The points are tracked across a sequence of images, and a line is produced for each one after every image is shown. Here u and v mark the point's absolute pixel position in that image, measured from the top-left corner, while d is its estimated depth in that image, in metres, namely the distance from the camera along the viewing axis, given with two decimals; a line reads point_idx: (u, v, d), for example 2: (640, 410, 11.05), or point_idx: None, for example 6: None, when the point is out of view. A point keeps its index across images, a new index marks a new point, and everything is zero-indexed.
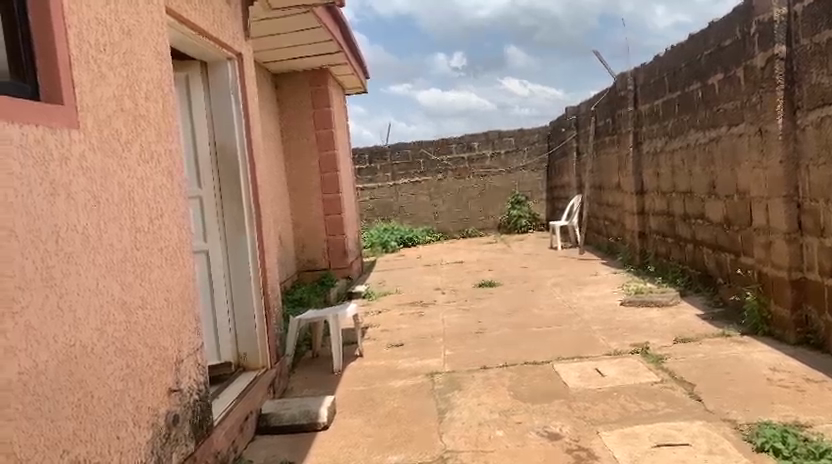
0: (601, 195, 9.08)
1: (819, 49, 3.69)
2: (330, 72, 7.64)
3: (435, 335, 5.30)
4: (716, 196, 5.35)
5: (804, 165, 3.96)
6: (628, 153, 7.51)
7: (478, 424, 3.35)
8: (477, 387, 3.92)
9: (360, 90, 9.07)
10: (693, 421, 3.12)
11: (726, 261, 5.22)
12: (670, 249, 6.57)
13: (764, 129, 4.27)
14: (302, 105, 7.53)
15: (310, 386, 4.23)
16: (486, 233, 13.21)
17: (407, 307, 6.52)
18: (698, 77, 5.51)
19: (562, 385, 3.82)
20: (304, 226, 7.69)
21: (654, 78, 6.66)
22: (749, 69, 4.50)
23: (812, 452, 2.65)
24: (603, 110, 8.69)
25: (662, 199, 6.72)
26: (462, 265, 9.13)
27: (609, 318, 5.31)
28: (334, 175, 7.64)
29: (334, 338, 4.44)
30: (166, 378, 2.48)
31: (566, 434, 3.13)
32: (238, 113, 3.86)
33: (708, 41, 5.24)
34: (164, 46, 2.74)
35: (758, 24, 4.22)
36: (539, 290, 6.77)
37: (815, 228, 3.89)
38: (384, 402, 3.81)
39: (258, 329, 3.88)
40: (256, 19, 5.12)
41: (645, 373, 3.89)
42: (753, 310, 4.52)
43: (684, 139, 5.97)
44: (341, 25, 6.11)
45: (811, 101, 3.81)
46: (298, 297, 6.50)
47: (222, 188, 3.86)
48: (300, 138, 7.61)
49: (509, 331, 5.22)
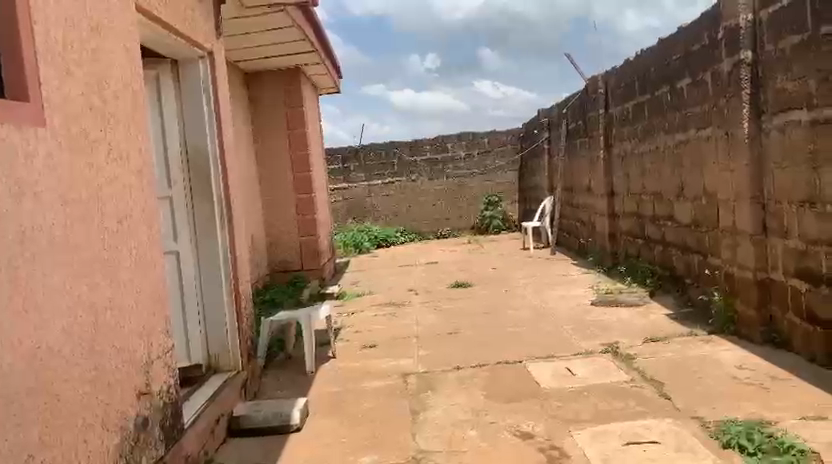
0: (572, 197, 9.18)
1: (783, 55, 3.78)
2: (303, 72, 7.61)
3: (409, 336, 5.30)
4: (684, 198, 5.45)
5: (769, 169, 4.04)
6: (599, 155, 7.61)
7: (451, 424, 3.36)
8: (451, 387, 3.93)
9: (333, 90, 9.04)
10: (663, 420, 3.17)
11: (694, 261, 5.32)
12: (640, 250, 6.68)
13: (730, 133, 4.36)
14: (275, 105, 7.48)
15: (283, 388, 4.20)
16: (459, 234, 13.23)
17: (380, 308, 6.51)
18: (667, 81, 5.61)
19: (535, 385, 3.85)
20: (276, 227, 7.64)
21: (624, 82, 6.76)
22: (716, 74, 4.59)
23: (778, 448, 2.71)
24: (574, 113, 8.80)
25: (632, 201, 6.82)
26: (435, 266, 9.15)
27: (580, 318, 5.38)
28: (307, 176, 7.60)
29: (307, 340, 4.42)
30: (135, 381, 2.44)
31: (538, 433, 3.16)
32: (209, 113, 3.82)
33: (676, 45, 5.34)
34: (134, 44, 2.70)
35: (726, 29, 4.31)
36: (513, 291, 6.82)
37: (779, 230, 3.98)
38: (357, 404, 3.80)
39: (229, 331, 3.84)
40: (229, 18, 5.08)
41: (615, 372, 3.94)
42: (720, 311, 4.62)
43: (653, 142, 6.06)
44: (315, 24, 6.08)
45: (776, 106, 3.89)
46: (270, 298, 6.46)
47: (193, 188, 3.82)
48: (273, 138, 7.55)
49: (481, 331, 5.25)
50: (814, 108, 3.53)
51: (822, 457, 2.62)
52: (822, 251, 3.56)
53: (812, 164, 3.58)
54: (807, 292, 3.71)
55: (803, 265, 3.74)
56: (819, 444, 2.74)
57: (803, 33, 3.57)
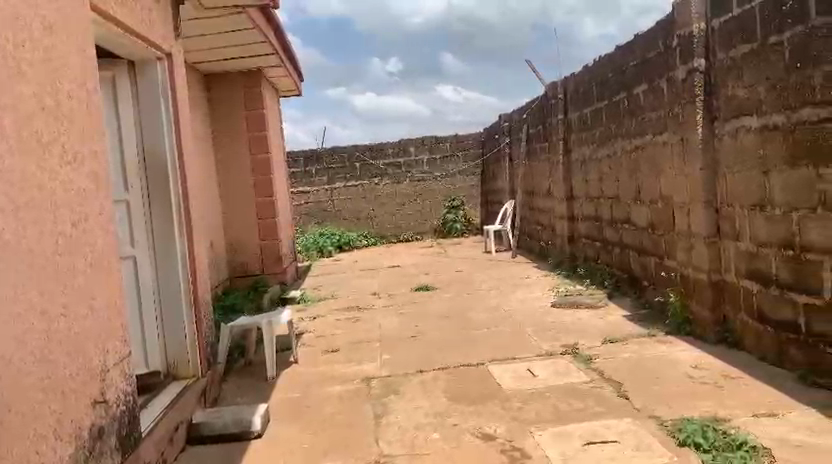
0: (533, 200, 9.28)
1: (734, 63, 3.90)
2: (264, 74, 7.53)
3: (371, 340, 5.29)
4: (641, 201, 5.56)
5: (722, 173, 4.16)
6: (559, 160, 7.72)
7: (414, 427, 3.37)
8: (413, 391, 3.94)
9: (294, 92, 8.97)
10: (621, 420, 3.23)
11: (651, 263, 5.44)
12: (598, 252, 6.79)
13: (685, 138, 4.48)
14: (235, 107, 7.39)
15: (243, 395, 4.14)
16: (421, 237, 13.26)
17: (342, 312, 6.48)
18: (625, 87, 5.73)
19: (497, 387, 3.89)
20: (236, 231, 7.54)
21: (583, 88, 6.88)
22: (671, 81, 4.71)
23: (731, 445, 2.80)
24: (534, 117, 8.91)
25: (590, 205, 6.94)
26: (398, 270, 9.15)
27: (541, 320, 5.44)
28: (268, 179, 7.52)
29: (267, 345, 4.37)
30: (90, 390, 2.38)
31: (500, 435, 3.18)
32: (167, 115, 3.76)
33: (633, 52, 5.45)
34: (88, 44, 2.64)
35: (680, 37, 4.43)
36: (475, 294, 6.86)
37: (732, 233, 4.10)
38: (320, 408, 3.78)
39: (188, 337, 3.77)
40: (188, 18, 5.00)
41: (575, 373, 4.00)
42: (676, 312, 4.73)
43: (611, 147, 6.19)
44: (275, 26, 6.02)
45: (728, 112, 4.01)
46: (231, 303, 6.36)
47: (151, 192, 3.75)
48: (234, 140, 7.46)
49: (444, 334, 5.27)
50: (764, 115, 3.65)
51: (772, 453, 2.72)
52: (771, 253, 3.68)
53: (762, 168, 3.69)
54: (758, 292, 3.83)
55: (754, 267, 3.86)
56: (770, 440, 2.83)
57: (753, 42, 3.69)
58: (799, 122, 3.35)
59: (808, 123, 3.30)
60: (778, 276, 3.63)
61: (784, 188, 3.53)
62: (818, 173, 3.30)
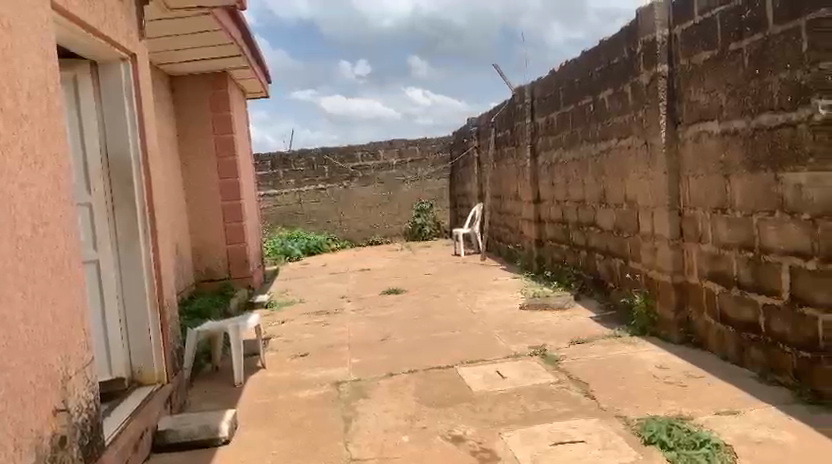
0: (501, 204, 9.35)
1: (696, 69, 3.99)
2: (231, 76, 7.46)
3: (340, 344, 5.26)
4: (606, 205, 5.66)
5: (685, 176, 4.26)
6: (526, 164, 7.80)
7: (384, 431, 3.36)
8: (382, 394, 3.93)
9: (261, 94, 8.90)
10: (588, 419, 3.27)
11: (616, 266, 5.52)
12: (565, 255, 6.87)
13: (649, 143, 4.57)
14: (202, 109, 7.31)
15: (209, 401, 4.08)
16: (390, 241, 13.25)
17: (311, 316, 6.43)
18: (590, 92, 5.81)
19: (466, 389, 3.91)
20: (202, 234, 7.44)
21: (549, 93, 6.96)
22: (636, 86, 4.80)
23: (695, 442, 2.85)
24: (502, 121, 8.98)
25: (557, 208, 7.02)
26: (367, 273, 9.13)
27: (510, 322, 5.48)
28: (235, 182, 7.43)
29: (234, 350, 4.31)
30: (51, 398, 2.32)
31: (469, 437, 3.20)
32: (132, 117, 3.69)
33: (598, 58, 5.54)
34: (49, 44, 2.58)
35: (643, 43, 4.52)
36: (444, 297, 6.88)
37: (695, 235, 4.19)
38: (289, 413, 3.75)
39: (153, 342, 3.70)
40: (153, 18, 4.92)
41: (543, 375, 4.04)
42: (641, 313, 4.80)
43: (577, 151, 6.28)
44: (242, 27, 5.96)
45: (690, 117, 4.11)
46: (197, 308, 6.27)
47: (115, 194, 3.67)
48: (200, 143, 7.36)
49: (413, 337, 5.27)
50: (725, 120, 3.73)
51: (734, 449, 2.78)
52: (733, 255, 3.77)
53: (724, 172, 3.79)
54: (720, 294, 3.93)
55: (716, 268, 3.96)
56: (732, 437, 2.90)
57: (714, 49, 3.78)
58: (758, 126, 3.43)
59: (767, 128, 3.37)
60: (739, 277, 3.72)
61: (745, 192, 3.61)
62: (776, 176, 3.34)
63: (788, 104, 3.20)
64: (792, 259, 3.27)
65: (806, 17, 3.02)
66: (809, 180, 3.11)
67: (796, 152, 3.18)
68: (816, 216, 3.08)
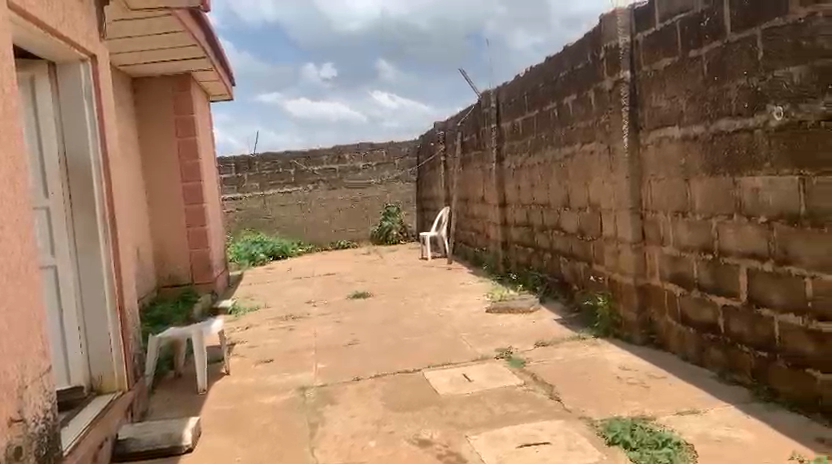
0: (467, 207, 9.40)
1: (657, 75, 4.08)
2: (194, 78, 7.36)
3: (306, 349, 5.22)
4: (570, 208, 5.73)
5: (647, 180, 4.34)
6: (492, 168, 7.86)
7: (351, 435, 3.35)
8: (349, 399, 3.91)
9: (225, 96, 8.79)
10: (554, 421, 3.31)
11: (580, 268, 5.60)
12: (530, 257, 6.94)
13: (611, 147, 4.66)
14: (164, 112, 7.19)
15: (172, 408, 4.01)
16: (356, 244, 13.21)
17: (276, 321, 6.37)
18: (554, 96, 5.89)
19: (432, 392, 3.91)
20: (164, 239, 7.30)
21: (515, 97, 7.03)
22: (598, 91, 4.89)
23: (657, 442, 2.90)
24: (468, 126, 9.04)
25: (522, 211, 7.09)
26: (333, 278, 9.09)
27: (476, 325, 5.51)
28: (199, 185, 7.32)
29: (198, 356, 4.24)
30: (7, 408, 2.25)
31: (436, 440, 3.20)
32: (91, 118, 3.61)
33: (562, 64, 5.63)
34: (6, 44, 2.51)
35: (606, 50, 4.61)
36: (410, 300, 6.88)
37: (656, 238, 4.28)
38: (254, 420, 3.70)
39: (114, 349, 3.62)
40: (113, 19, 4.83)
41: (509, 377, 4.07)
42: (605, 315, 4.87)
43: (541, 155, 6.35)
44: (206, 29, 5.89)
45: (651, 122, 4.19)
46: (158, 314, 6.14)
47: (73, 197, 3.57)
48: (162, 145, 7.24)
49: (380, 341, 5.26)
50: (685, 125, 3.82)
51: (695, 448, 2.84)
52: (693, 257, 3.86)
53: (684, 176, 3.88)
54: (681, 295, 4.01)
55: (677, 270, 4.04)
56: (692, 436, 2.96)
57: (675, 56, 3.87)
58: (717, 132, 3.52)
59: (725, 133, 3.46)
60: (699, 279, 3.81)
61: (705, 196, 3.70)
62: (734, 180, 3.43)
63: (745, 110, 3.29)
64: (750, 261, 3.36)
65: (762, 26, 3.11)
66: (765, 184, 3.20)
67: (753, 157, 3.27)
68: (772, 219, 3.17)
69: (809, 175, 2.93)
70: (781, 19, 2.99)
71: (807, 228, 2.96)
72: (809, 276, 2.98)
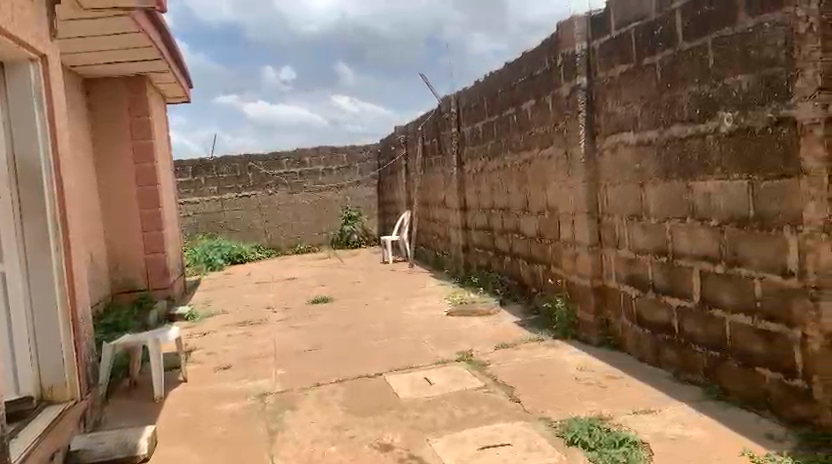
0: (428, 211, 9.43)
1: (613, 82, 4.18)
2: (149, 80, 7.22)
3: (265, 355, 5.16)
4: (529, 212, 5.81)
5: (603, 185, 4.44)
6: (453, 172, 7.91)
7: (311, 441, 3.32)
8: (309, 405, 3.87)
9: (182, 99, 8.65)
10: (514, 422, 3.34)
11: (539, 271, 5.67)
12: (490, 261, 7.00)
13: (569, 152, 4.74)
14: (118, 114, 7.04)
15: (127, 417, 3.91)
16: (317, 249, 13.11)
17: (235, 327, 6.28)
18: (513, 102, 5.97)
19: (393, 396, 3.90)
20: (118, 244, 7.12)
21: (475, 102, 7.10)
22: (556, 97, 4.97)
23: (614, 441, 2.96)
24: (429, 130, 9.07)
25: (483, 215, 7.15)
26: (293, 282, 9.00)
27: (437, 328, 5.53)
28: (154, 189, 7.18)
29: (154, 363, 4.16)
30: None
31: (397, 444, 3.20)
32: (41, 120, 3.51)
33: (520, 70, 5.70)
34: None
35: (563, 56, 4.69)
36: (371, 304, 6.85)
37: (612, 241, 4.37)
38: (212, 427, 3.64)
39: (66, 356, 3.52)
40: (64, 18, 4.70)
41: (469, 379, 4.10)
42: (563, 317, 4.95)
43: (501, 159, 6.42)
44: (162, 30, 5.79)
45: (607, 128, 4.29)
46: (113, 320, 5.99)
47: (22, 201, 3.45)
48: (116, 148, 7.07)
49: (341, 346, 5.23)
50: (639, 131, 3.92)
51: (650, 446, 2.91)
52: (648, 260, 3.95)
53: (639, 181, 3.97)
54: (636, 297, 4.10)
55: (633, 272, 4.13)
56: (648, 435, 3.03)
57: (629, 63, 3.97)
58: (670, 137, 3.62)
59: (678, 138, 3.56)
60: (654, 281, 3.90)
61: (659, 199, 3.80)
62: (687, 185, 3.53)
63: (697, 117, 3.39)
64: (702, 263, 3.46)
65: (712, 35, 3.22)
66: (716, 188, 3.31)
67: (704, 162, 3.37)
68: (723, 222, 3.28)
69: (757, 180, 3.03)
70: (730, 29, 3.10)
71: (756, 230, 3.06)
72: (757, 277, 3.08)
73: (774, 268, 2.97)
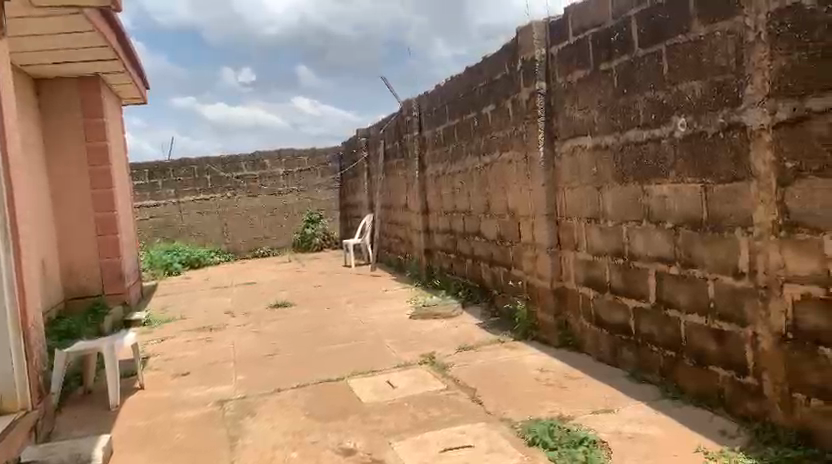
0: (390, 214, 9.43)
1: (571, 87, 4.25)
2: (104, 80, 7.05)
3: (225, 360, 5.08)
4: (490, 215, 5.87)
5: (562, 188, 4.50)
6: (414, 175, 7.94)
7: (272, 447, 3.28)
8: (270, 411, 3.82)
9: (138, 100, 8.47)
10: (476, 424, 3.37)
11: (500, 273, 5.73)
12: (452, 264, 7.04)
13: (528, 156, 4.81)
14: (71, 115, 6.86)
15: (81, 427, 3.80)
16: (277, 252, 12.98)
17: (194, 333, 6.17)
18: (474, 107, 6.02)
19: (356, 401, 3.88)
20: (72, 249, 6.92)
21: (435, 106, 7.14)
22: (516, 102, 5.04)
23: (574, 441, 3.01)
24: (391, 134, 9.08)
25: (445, 218, 7.19)
26: (253, 287, 8.88)
27: (399, 331, 5.53)
28: (109, 192, 7.01)
29: (110, 371, 4.05)
30: None
31: (360, 448, 3.18)
32: None
33: (480, 74, 5.75)
34: None
35: (523, 62, 4.76)
36: (333, 308, 6.81)
37: (571, 243, 4.44)
38: (170, 435, 3.57)
39: (15, 365, 3.37)
40: (14, 16, 4.56)
41: (432, 382, 4.11)
42: (524, 318, 5.01)
43: (462, 163, 6.47)
44: (117, 29, 5.67)
45: (566, 132, 4.36)
46: (65, 327, 5.82)
47: None
48: (69, 150, 6.88)
49: (302, 351, 5.19)
50: (597, 135, 4.00)
51: (608, 445, 2.96)
52: (605, 262, 4.03)
53: (597, 184, 4.05)
54: (594, 298, 4.18)
55: (591, 274, 4.21)
56: (607, 434, 3.08)
57: (587, 69, 4.04)
58: (627, 142, 3.70)
59: (635, 142, 3.64)
60: (611, 283, 3.98)
61: (616, 202, 3.88)
62: (643, 188, 3.61)
63: (652, 121, 3.47)
64: (658, 264, 3.55)
65: (666, 42, 3.30)
66: (671, 192, 3.39)
67: (659, 166, 3.46)
68: (678, 225, 3.36)
69: (710, 184, 3.12)
70: (683, 36, 3.19)
71: (709, 232, 3.15)
72: (711, 278, 3.17)
73: (727, 269, 3.05)
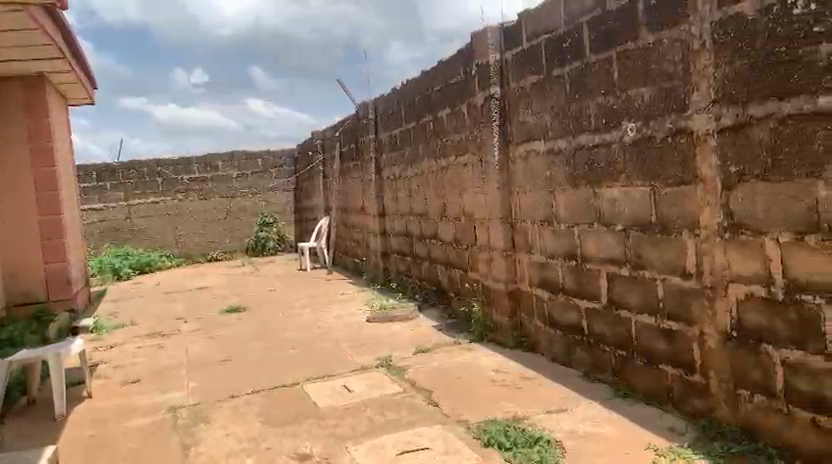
0: (347, 217, 9.39)
1: (524, 92, 4.32)
2: (48, 80, 6.83)
3: (177, 367, 4.97)
4: (446, 218, 5.91)
5: (516, 191, 4.56)
6: (371, 178, 7.93)
7: (226, 455, 3.23)
8: (224, 418, 3.75)
9: (85, 100, 8.23)
10: (433, 426, 3.38)
11: (456, 276, 5.76)
12: (408, 267, 7.05)
13: (484, 160, 4.86)
14: (14, 115, 6.63)
15: (25, 438, 3.66)
16: (230, 256, 12.77)
17: (144, 339, 6.01)
18: (430, 110, 6.05)
19: (312, 406, 3.85)
20: (15, 253, 6.66)
21: (392, 109, 7.16)
22: (471, 106, 5.09)
23: (529, 441, 3.05)
24: (347, 137, 9.04)
25: (401, 221, 7.20)
26: (206, 292, 8.71)
27: (356, 335, 5.51)
28: (55, 195, 6.80)
29: (56, 379, 3.92)
30: None
31: (316, 453, 3.16)
32: None
33: (436, 78, 5.79)
34: None
35: (478, 66, 4.81)
36: (289, 313, 6.73)
37: (525, 245, 4.50)
38: (120, 445, 3.47)
39: None
40: None
41: (388, 385, 4.11)
42: (480, 320, 5.05)
43: (418, 166, 6.50)
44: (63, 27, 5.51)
45: (519, 137, 4.42)
46: (7, 335, 5.59)
47: None
48: (11, 151, 6.63)
49: (257, 355, 5.12)
50: (550, 139, 4.07)
51: (562, 444, 3.01)
52: (558, 264, 4.10)
53: (550, 188, 4.12)
54: (548, 300, 4.24)
55: (545, 275, 4.27)
56: (561, 433, 3.13)
57: (540, 74, 4.12)
58: (578, 147, 3.78)
59: (586, 147, 3.72)
60: (564, 284, 4.05)
61: (568, 205, 3.95)
62: (594, 192, 3.69)
63: (603, 126, 3.56)
64: (609, 266, 3.62)
65: (616, 49, 3.39)
66: (621, 195, 3.48)
67: (610, 170, 3.54)
68: (628, 227, 3.45)
69: (658, 187, 3.21)
70: (632, 43, 3.28)
71: (658, 234, 3.24)
72: (660, 279, 3.26)
73: (674, 270, 3.15)
